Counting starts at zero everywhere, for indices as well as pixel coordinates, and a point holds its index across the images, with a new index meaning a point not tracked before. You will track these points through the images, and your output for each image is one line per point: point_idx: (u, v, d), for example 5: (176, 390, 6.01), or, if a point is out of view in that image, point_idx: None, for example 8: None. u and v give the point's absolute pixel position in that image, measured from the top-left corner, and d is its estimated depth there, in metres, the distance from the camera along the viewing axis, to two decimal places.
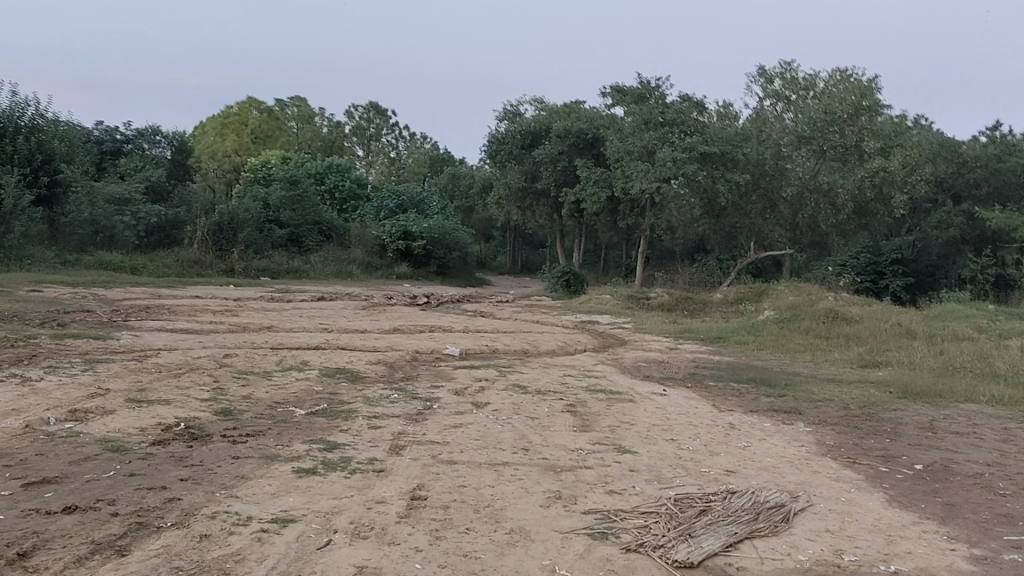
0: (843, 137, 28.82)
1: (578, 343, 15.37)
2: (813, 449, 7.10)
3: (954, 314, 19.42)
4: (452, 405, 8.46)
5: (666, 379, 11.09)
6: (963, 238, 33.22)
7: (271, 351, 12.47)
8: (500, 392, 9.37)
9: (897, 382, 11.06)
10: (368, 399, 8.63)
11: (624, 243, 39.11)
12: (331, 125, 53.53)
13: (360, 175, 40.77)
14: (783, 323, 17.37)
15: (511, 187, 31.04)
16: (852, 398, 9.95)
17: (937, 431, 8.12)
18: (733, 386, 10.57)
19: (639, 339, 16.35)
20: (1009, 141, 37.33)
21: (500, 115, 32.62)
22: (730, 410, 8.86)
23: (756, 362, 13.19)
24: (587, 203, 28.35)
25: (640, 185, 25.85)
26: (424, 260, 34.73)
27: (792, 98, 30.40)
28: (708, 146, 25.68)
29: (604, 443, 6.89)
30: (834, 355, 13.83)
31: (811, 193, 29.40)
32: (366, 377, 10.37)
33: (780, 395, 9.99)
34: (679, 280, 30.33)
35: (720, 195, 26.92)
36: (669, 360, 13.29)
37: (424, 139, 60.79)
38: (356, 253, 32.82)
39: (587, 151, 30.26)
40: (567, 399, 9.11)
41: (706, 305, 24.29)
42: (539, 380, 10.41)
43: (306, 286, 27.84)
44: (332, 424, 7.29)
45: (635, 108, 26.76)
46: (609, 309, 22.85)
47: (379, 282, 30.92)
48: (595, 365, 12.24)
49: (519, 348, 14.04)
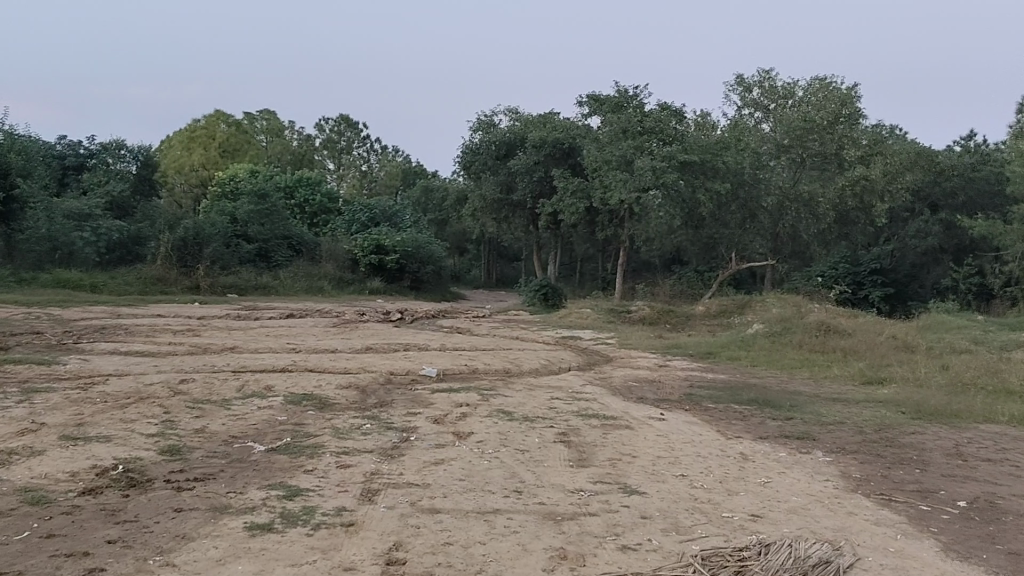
0: (823, 146, 28.62)
1: (562, 361, 14.56)
2: (840, 484, 6.31)
3: (945, 326, 18.84)
4: (431, 437, 7.61)
5: (661, 401, 10.30)
6: (942, 248, 32.92)
7: (232, 376, 11.52)
8: (484, 420, 8.52)
9: (908, 401, 10.35)
10: (336, 430, 7.74)
11: (601, 255, 38.56)
12: (301, 138, 52.57)
13: (331, 188, 39.83)
14: (773, 337, 16.66)
15: (487, 199, 30.31)
16: (865, 420, 9.21)
17: (967, 458, 7.37)
18: (735, 408, 9.81)
19: (625, 356, 15.58)
20: (984, 150, 37.20)
21: (474, 126, 31.66)
22: (737, 437, 8.07)
23: (753, 380, 12.45)
24: (565, 214, 27.64)
25: (619, 196, 25.19)
26: (397, 274, 33.78)
27: (770, 107, 30.11)
28: (688, 154, 25.16)
29: (606, 481, 6.05)
30: (833, 371, 13.11)
31: (792, 203, 28.71)
32: (336, 403, 9.48)
33: (788, 418, 9.21)
34: (660, 292, 29.68)
35: (702, 206, 26.16)
36: (660, 378, 12.52)
37: (396, 152, 59.99)
38: (327, 268, 31.79)
39: (564, 161, 29.47)
40: (557, 426, 8.28)
41: (689, 319, 23.61)
42: (525, 404, 9.58)
43: (275, 303, 26.83)
44: (295, 464, 6.39)
45: (612, 117, 26.19)
46: (592, 324, 22.07)
47: (351, 298, 29.95)
48: (583, 386, 11.44)
49: (500, 368, 13.21)
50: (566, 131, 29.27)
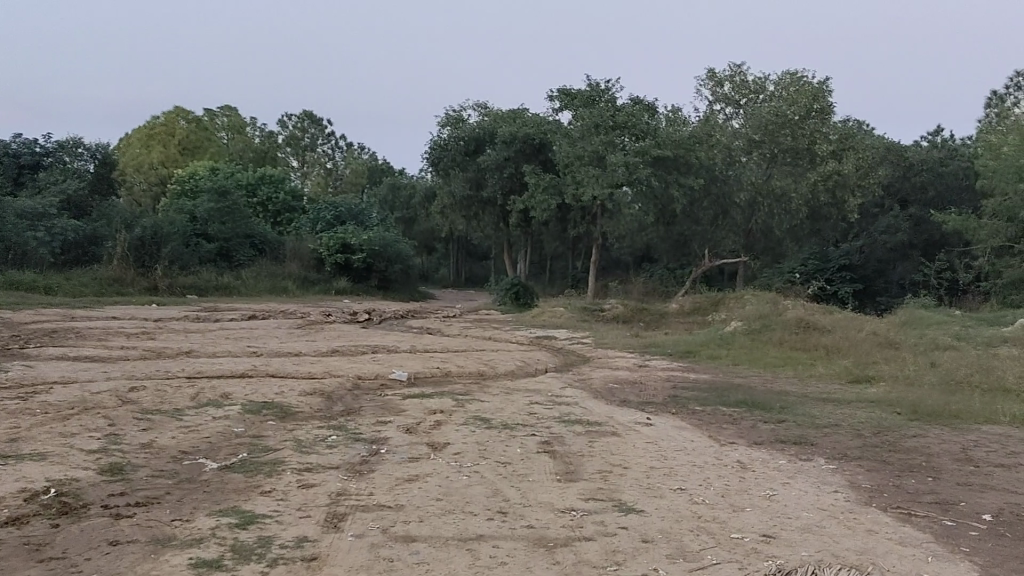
0: (795, 141, 28.00)
1: (537, 362, 13.99)
2: (852, 497, 5.78)
3: (922, 322, 18.50)
4: (403, 449, 6.97)
5: (645, 404, 9.75)
6: (911, 244, 32.79)
7: (188, 383, 10.78)
8: (460, 428, 7.90)
9: (902, 401, 9.89)
10: (299, 444, 7.08)
11: (570, 253, 38.12)
12: (263, 136, 51.51)
13: (295, 187, 38.95)
14: (753, 335, 16.17)
15: (455, 195, 29.64)
16: (862, 422, 8.71)
17: (978, 463, 6.90)
18: (724, 410, 9.28)
19: (603, 355, 15.04)
20: (951, 145, 37.28)
21: (442, 121, 30.94)
22: (731, 444, 7.52)
23: (737, 380, 11.94)
24: (536, 211, 27.00)
25: (591, 192, 24.75)
26: (365, 273, 33.07)
27: (741, 101, 29.69)
28: (661, 149, 24.67)
29: (599, 498, 5.47)
30: (818, 369, 12.65)
31: (764, 198, 28.37)
32: (299, 412, 8.82)
33: (781, 421, 8.68)
34: (633, 290, 29.24)
35: (675, 202, 25.84)
36: (641, 379, 11.98)
37: (362, 150, 59.18)
38: (291, 267, 30.93)
39: (535, 157, 28.94)
40: (539, 435, 7.69)
41: (663, 317, 23.17)
42: (503, 411, 8.98)
43: (236, 303, 25.97)
44: (251, 485, 5.74)
45: (584, 112, 25.47)
46: (565, 323, 21.51)
47: (315, 298, 29.16)
48: (562, 388, 10.87)
49: (474, 370, 12.60)
50: (537, 127, 28.87)
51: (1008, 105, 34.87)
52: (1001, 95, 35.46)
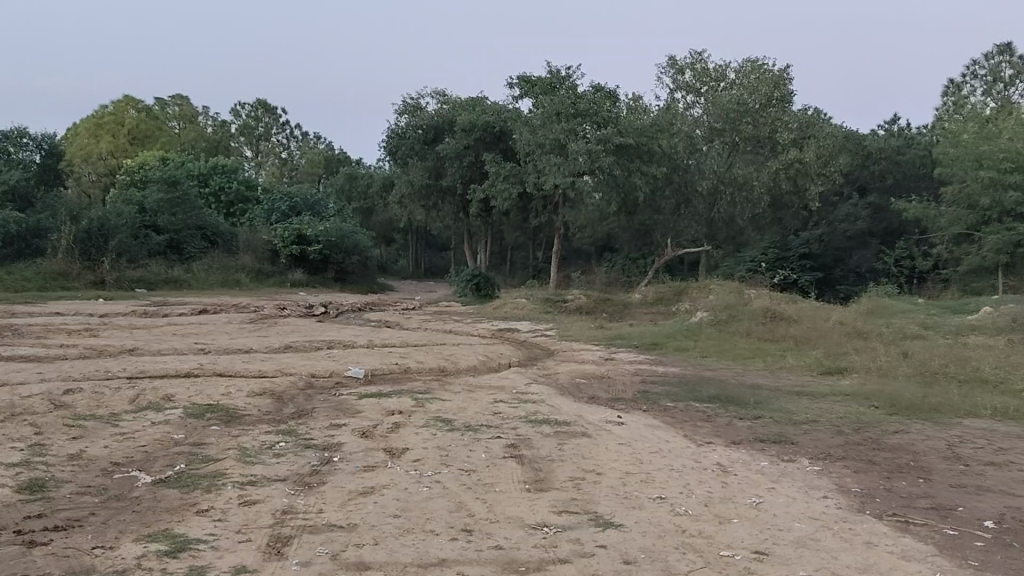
0: (756, 129, 27.96)
1: (500, 356, 13.51)
2: (843, 503, 5.38)
3: (886, 311, 18.35)
4: (358, 456, 6.43)
5: (614, 401, 9.31)
6: (869, 232, 32.89)
7: (128, 383, 10.11)
8: (420, 432, 7.37)
9: (877, 394, 9.58)
10: (243, 453, 6.51)
11: (530, 243, 37.71)
12: (216, 125, 50.19)
13: (249, 177, 37.91)
14: (719, 326, 15.83)
15: (414, 185, 29.00)
16: (841, 418, 8.35)
17: (967, 462, 6.55)
18: (696, 406, 8.87)
19: (567, 348, 14.60)
20: (908, 134, 37.50)
21: (399, 109, 30.14)
22: (708, 444, 7.09)
23: (707, 374, 11.55)
24: (497, 200, 26.51)
25: (553, 181, 24.32)
26: (321, 265, 32.32)
27: (702, 90, 29.19)
28: (623, 137, 24.29)
29: (572, 511, 5.00)
30: (788, 360, 12.32)
31: (726, 187, 28.12)
32: (246, 416, 8.23)
33: (756, 418, 8.28)
34: (595, 280, 28.86)
35: (637, 191, 25.54)
36: (609, 373, 11.55)
37: (318, 140, 58.13)
38: (244, 260, 30.07)
39: (495, 146, 28.35)
40: (505, 437, 7.19)
41: (626, 308, 22.81)
42: (465, 411, 8.46)
43: (187, 298, 25.08)
44: (188, 504, 5.17)
45: (546, 99, 24.98)
46: (526, 315, 21.03)
47: (270, 291, 28.39)
48: (527, 384, 10.39)
49: (434, 366, 12.07)
50: (497, 114, 28.10)
51: (964, 94, 35.14)
52: (957, 83, 35.76)
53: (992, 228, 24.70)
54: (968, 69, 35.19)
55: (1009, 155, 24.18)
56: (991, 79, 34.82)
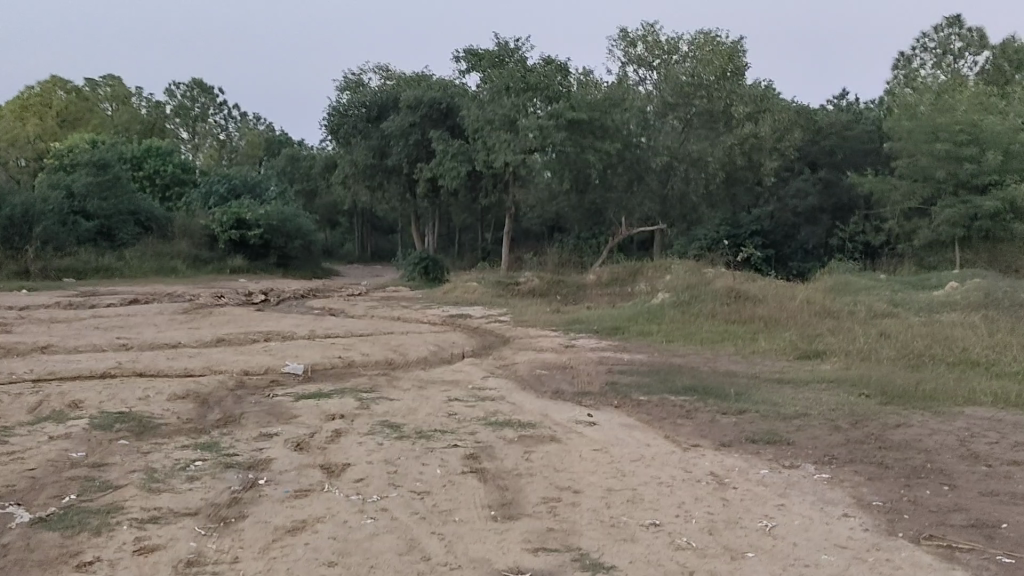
0: (710, 103, 27.44)
1: (453, 345, 12.55)
2: (869, 522, 4.54)
3: (849, 288, 17.81)
4: (290, 477, 5.40)
5: (582, 395, 8.40)
6: (820, 208, 32.56)
7: (32, 388, 8.91)
8: (364, 442, 6.37)
9: (865, 380, 8.83)
10: (151, 477, 5.45)
11: (479, 225, 36.71)
12: (150, 106, 48.10)
13: (186, 159, 36.19)
14: (682, 307, 15.02)
15: (358, 164, 27.70)
16: (833, 409, 7.54)
17: (989, 461, 5.78)
18: (672, 400, 8.00)
19: (523, 335, 13.69)
20: (856, 108, 37.31)
21: (341, 86, 28.72)
22: (695, 447, 6.21)
23: (676, 361, 10.71)
24: (444, 179, 25.35)
25: (503, 158, 23.41)
26: (261, 251, 30.86)
27: (654, 63, 28.48)
28: (576, 112, 23.32)
29: (552, 549, 4.06)
30: (761, 343, 11.51)
31: (680, 163, 27.48)
32: (163, 428, 7.14)
33: (741, 412, 7.43)
34: (548, 261, 27.93)
35: (591, 168, 24.72)
36: (571, 363, 10.66)
37: (259, 121, 56.28)
38: (179, 246, 28.54)
39: (441, 123, 27.13)
40: (463, 446, 6.25)
41: (580, 290, 22.07)
42: (416, 414, 7.47)
43: (118, 287, 23.57)
44: (69, 553, 4.10)
45: (494, 73, 24.01)
46: (479, 299, 20.03)
47: (208, 279, 26.96)
48: (483, 378, 9.44)
49: (381, 359, 11.04)
50: (444, 90, 27.10)
51: (914, 68, 35.04)
52: (906, 57, 35.66)
53: (947, 201, 24.34)
54: (918, 42, 35.05)
55: (966, 127, 23.92)
56: (939, 51, 34.75)
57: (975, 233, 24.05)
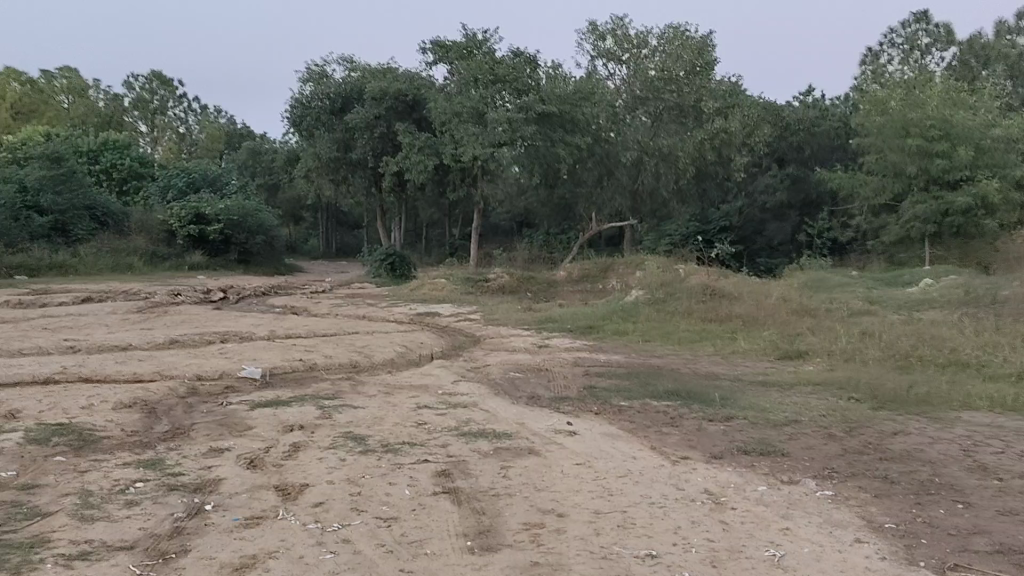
0: (680, 97, 26.79)
1: (421, 346, 12.02)
2: (887, 549, 4.11)
3: (824, 284, 17.56)
4: (240, 502, 4.85)
5: (560, 402, 7.92)
6: (788, 204, 32.46)
7: None
8: (325, 458, 5.84)
9: (854, 383, 8.45)
10: (84, 502, 4.85)
11: (446, 220, 36.14)
12: (108, 98, 46.82)
13: (143, 153, 35.12)
14: (656, 305, 14.61)
15: (320, 158, 26.91)
16: (825, 415, 7.13)
17: (1000, 475, 5.41)
18: (655, 406, 7.55)
19: (493, 335, 13.20)
20: (824, 104, 37.29)
21: (303, 77, 27.82)
22: (684, 460, 5.75)
23: (654, 362, 10.27)
24: (411, 174, 24.71)
25: (471, 152, 22.79)
26: (222, 247, 30.01)
27: (623, 57, 27.29)
28: (546, 105, 23.09)
29: None
30: (741, 343, 11.10)
31: (650, 158, 26.98)
32: (105, 442, 6.53)
33: (729, 419, 6.99)
34: (516, 257, 27.45)
35: (561, 162, 24.28)
36: (545, 364, 10.19)
37: (220, 114, 55.18)
38: (137, 242, 27.60)
39: (407, 115, 26.61)
40: (434, 461, 5.74)
41: (550, 287, 21.68)
42: (382, 424, 6.94)
43: (72, 285, 22.63)
44: None
45: (462, 64, 23.47)
46: (446, 296, 19.50)
47: (166, 276, 26.08)
48: (453, 382, 8.92)
49: (345, 362, 10.48)
50: (410, 82, 26.47)
51: (881, 63, 35.09)
52: (873, 52, 35.64)
53: (918, 197, 24.29)
54: (885, 38, 35.09)
55: (937, 123, 23.88)
56: (907, 48, 34.84)
57: (945, 229, 23.98)
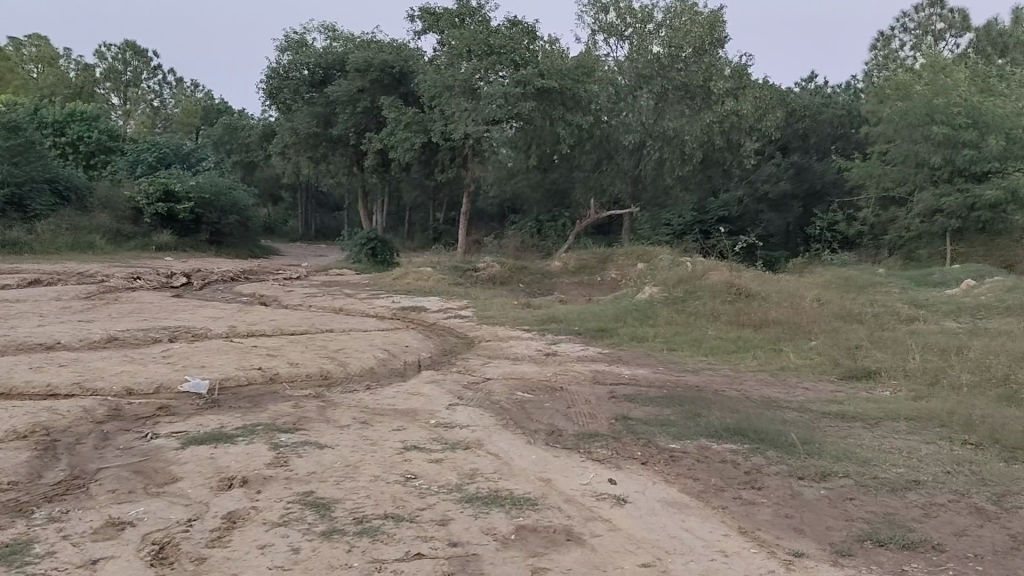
0: (687, 75, 24.49)
1: (405, 350, 10.16)
2: None
3: (852, 283, 15.84)
4: None
5: (589, 441, 6.05)
6: (792, 194, 30.83)
7: None
8: (271, 546, 3.98)
9: (959, 416, 6.69)
10: None
11: (431, 203, 34.30)
12: (79, 68, 44.36)
13: (113, 125, 32.82)
14: (674, 304, 12.80)
15: (298, 133, 24.87)
16: (951, 473, 5.36)
17: None
18: (721, 451, 5.74)
19: (490, 336, 11.38)
20: (828, 90, 35.68)
21: (281, 45, 25.65)
22: (799, 560, 3.94)
23: (690, 380, 8.44)
24: (397, 152, 22.71)
25: (463, 130, 20.92)
26: (192, 226, 27.90)
27: (625, 32, 25.27)
28: (545, 79, 20.91)
29: None
30: (791, 357, 9.30)
31: (654, 141, 25.01)
32: None
33: (827, 478, 5.22)
34: (506, 244, 25.66)
35: (560, 142, 22.41)
36: (557, 380, 8.38)
37: (197, 89, 52.98)
38: (100, 219, 25.37)
39: (393, 89, 24.56)
40: (434, 554, 3.90)
41: (545, 278, 19.90)
42: (358, 475, 5.09)
43: (23, 265, 20.46)
44: None
45: (454, 32, 21.44)
46: (433, 287, 17.61)
47: (130, 257, 23.98)
48: (447, 407, 7.02)
49: (314, 373, 8.57)
50: (398, 53, 24.36)
51: (893, 49, 33.35)
52: (884, 36, 33.98)
53: (942, 190, 22.57)
54: (898, 22, 33.41)
55: (964, 110, 22.14)
56: (919, 33, 33.16)
57: (971, 225, 22.37)
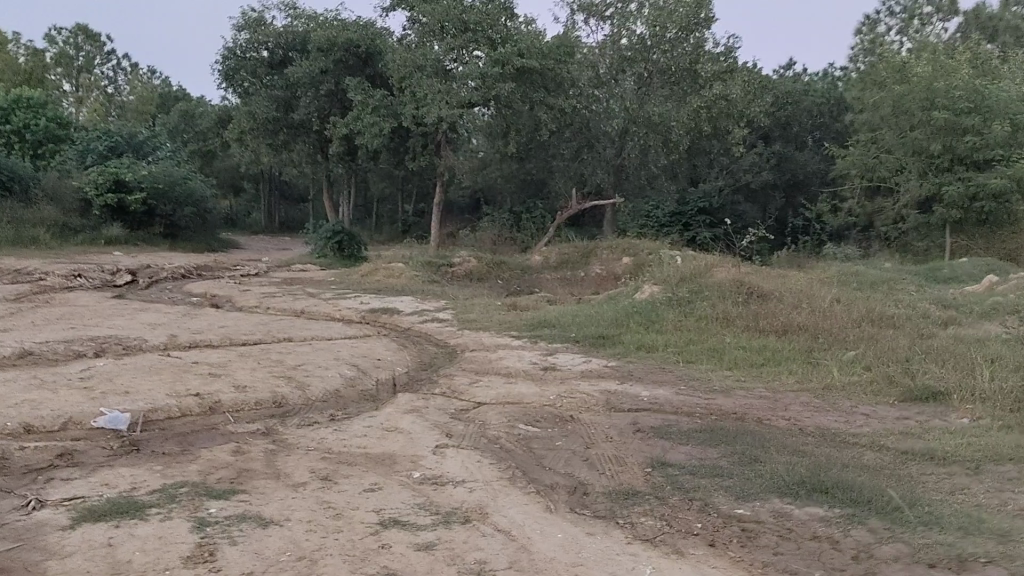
0: (672, 59, 23.08)
1: (376, 364, 8.62)
2: None
3: (863, 278, 14.54)
4: None
5: (626, 504, 4.56)
6: (774, 184, 29.65)
7: None
8: None
9: None
10: None
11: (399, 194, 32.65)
12: (28, 52, 41.80)
13: (62, 112, 30.62)
14: (679, 304, 11.37)
15: (256, 117, 23.03)
16: None
17: None
18: (808, 521, 4.28)
19: (473, 345, 9.89)
20: (810, 76, 34.54)
21: (238, 24, 23.57)
22: None
23: (723, 404, 6.97)
24: (363, 138, 20.92)
25: (436, 114, 19.27)
26: (145, 219, 25.98)
27: (606, 13, 23.39)
28: (525, 59, 19.34)
29: None
30: (832, 372, 7.92)
31: (637, 127, 23.39)
32: None
33: (967, 566, 3.80)
34: (482, 237, 24.15)
35: (541, 128, 20.82)
36: (562, 405, 6.91)
37: (154, 75, 50.57)
38: (44, 211, 23.35)
39: (360, 71, 22.90)
40: None
41: (526, 274, 18.45)
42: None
43: None
44: None
45: (424, 8, 19.68)
46: (406, 285, 16.06)
47: (77, 252, 22.06)
48: (434, 450, 5.50)
49: (264, 400, 6.96)
50: (364, 31, 22.62)
51: (879, 33, 32.19)
52: (869, 20, 32.82)
53: (941, 178, 21.41)
54: (883, 5, 32.27)
55: (967, 94, 20.80)
56: (906, 17, 32.00)
57: (972, 216, 21.25)
